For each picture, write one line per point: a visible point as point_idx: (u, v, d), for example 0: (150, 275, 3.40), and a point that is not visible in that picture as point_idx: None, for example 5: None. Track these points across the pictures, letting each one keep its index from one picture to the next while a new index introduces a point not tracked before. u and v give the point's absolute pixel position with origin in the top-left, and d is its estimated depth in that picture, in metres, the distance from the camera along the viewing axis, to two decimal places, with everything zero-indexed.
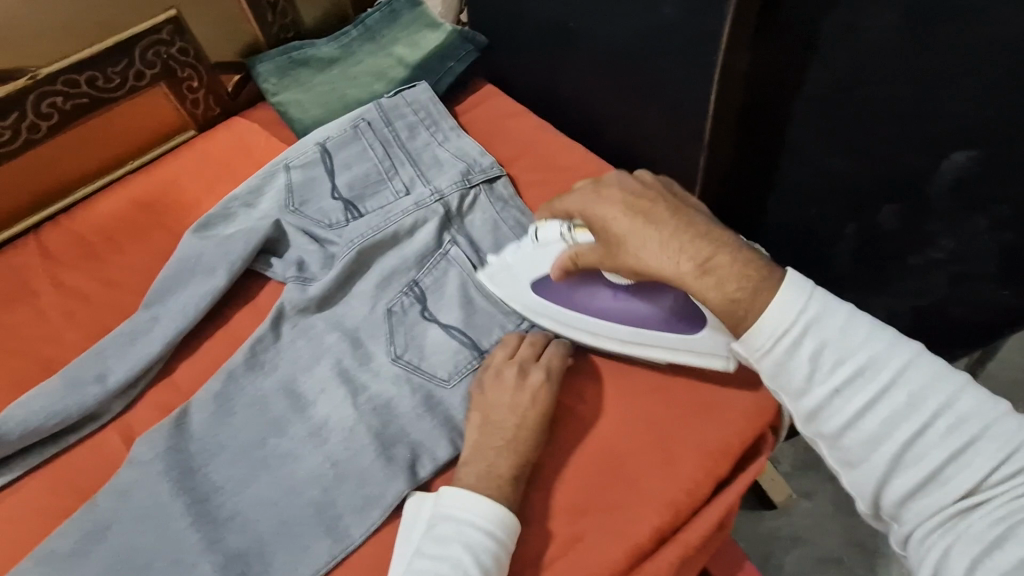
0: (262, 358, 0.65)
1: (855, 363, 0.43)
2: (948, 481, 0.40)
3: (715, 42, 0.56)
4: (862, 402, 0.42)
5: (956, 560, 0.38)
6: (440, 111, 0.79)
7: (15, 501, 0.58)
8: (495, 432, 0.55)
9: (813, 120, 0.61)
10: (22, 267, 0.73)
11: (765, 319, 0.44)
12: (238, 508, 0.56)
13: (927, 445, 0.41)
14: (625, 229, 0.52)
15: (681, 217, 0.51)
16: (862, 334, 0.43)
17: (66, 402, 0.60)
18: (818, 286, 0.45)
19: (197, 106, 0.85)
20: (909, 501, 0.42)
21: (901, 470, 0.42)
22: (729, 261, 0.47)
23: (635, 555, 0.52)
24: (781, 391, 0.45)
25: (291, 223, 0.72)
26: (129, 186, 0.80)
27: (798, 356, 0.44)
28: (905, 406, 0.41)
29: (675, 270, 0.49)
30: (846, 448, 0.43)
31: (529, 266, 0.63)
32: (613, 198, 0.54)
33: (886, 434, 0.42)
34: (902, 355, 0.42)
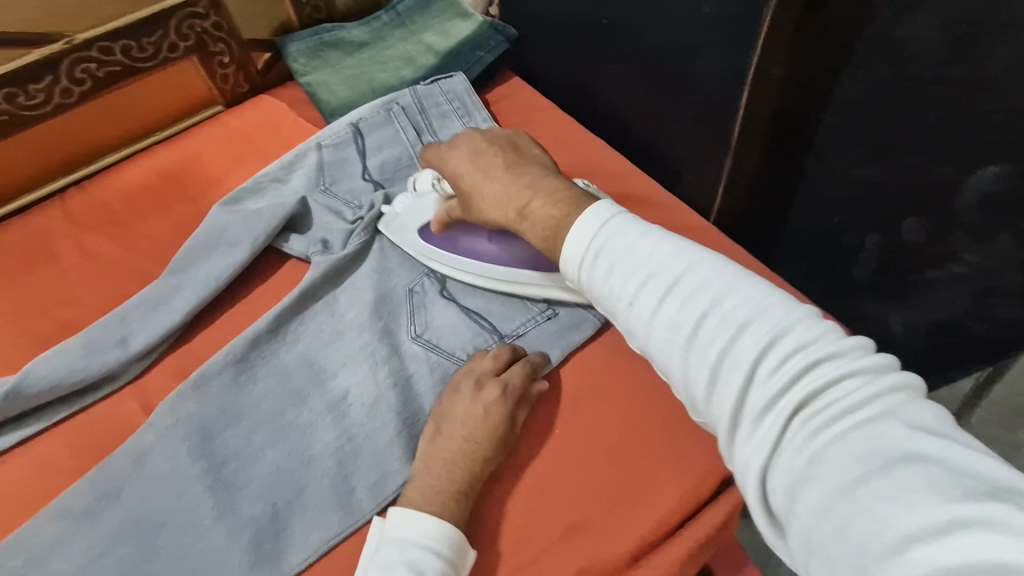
0: (287, 330, 0.66)
1: (641, 272, 0.42)
2: (738, 379, 0.36)
3: (752, 44, 0.57)
4: (652, 304, 0.41)
5: (777, 488, 0.33)
6: (475, 102, 0.80)
7: (32, 457, 0.59)
8: (443, 446, 0.55)
9: (841, 126, 0.61)
10: (47, 229, 0.74)
11: (568, 247, 0.47)
12: (254, 476, 0.57)
13: (711, 341, 0.38)
14: (471, 182, 0.59)
15: (511, 169, 0.57)
16: (647, 246, 0.43)
17: (86, 362, 0.61)
18: (615, 215, 0.46)
19: (226, 81, 0.85)
20: (723, 409, 0.37)
21: (707, 378, 0.38)
22: (541, 205, 0.53)
23: (639, 546, 0.53)
24: (605, 311, 0.45)
25: (319, 201, 0.73)
26: (155, 156, 0.80)
27: (597, 271, 0.45)
28: (683, 307, 0.40)
29: (505, 215, 0.56)
30: (654, 356, 0.42)
31: (412, 214, 0.69)
32: (459, 157, 0.61)
33: (675, 335, 0.40)
34: (684, 260, 0.42)
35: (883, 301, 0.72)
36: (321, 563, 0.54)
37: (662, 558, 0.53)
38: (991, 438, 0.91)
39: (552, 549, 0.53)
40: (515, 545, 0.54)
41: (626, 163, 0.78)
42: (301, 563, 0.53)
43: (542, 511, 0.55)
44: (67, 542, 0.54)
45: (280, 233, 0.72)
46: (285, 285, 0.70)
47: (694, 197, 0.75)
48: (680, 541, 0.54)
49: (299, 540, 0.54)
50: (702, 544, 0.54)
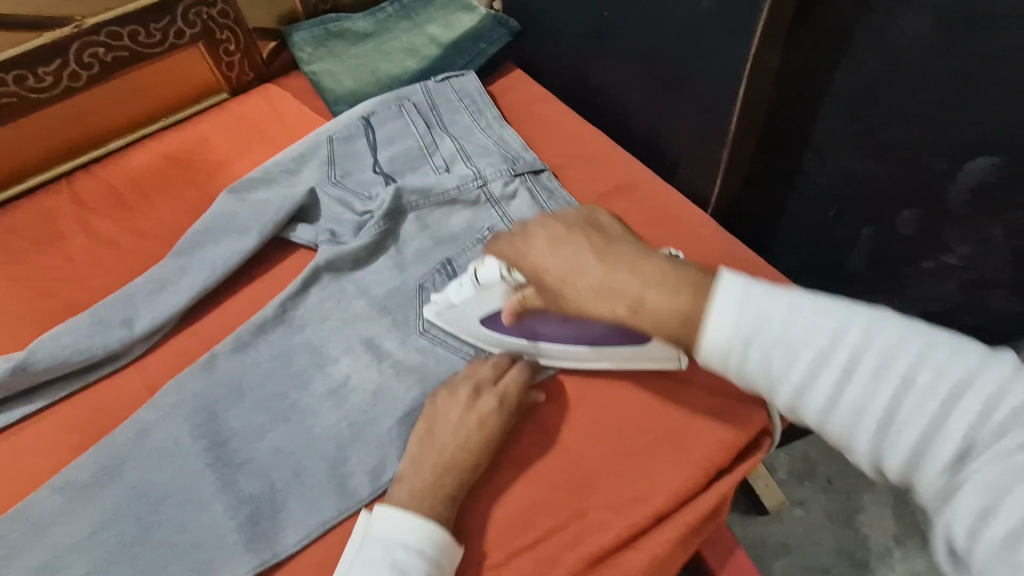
0: (291, 315, 0.67)
1: (806, 355, 0.40)
2: (939, 447, 0.36)
3: (750, 35, 0.58)
4: (830, 385, 0.39)
5: (957, 527, 0.34)
6: (486, 101, 0.82)
7: (36, 432, 0.60)
8: (433, 447, 0.55)
9: (836, 119, 0.63)
10: (52, 210, 0.75)
11: (707, 336, 0.43)
12: (254, 455, 0.59)
13: (906, 415, 0.37)
14: (562, 278, 0.50)
15: (609, 256, 0.49)
16: (807, 318, 0.40)
17: (92, 340, 0.62)
18: (750, 281, 0.42)
19: (231, 69, 0.86)
20: (916, 464, 0.37)
21: (898, 445, 0.38)
22: (660, 298, 0.45)
23: (630, 533, 0.54)
24: (756, 390, 0.43)
25: (331, 193, 0.74)
26: (161, 142, 0.81)
27: (749, 358, 0.42)
28: (868, 384, 0.38)
29: (612, 310, 0.47)
30: (835, 431, 0.40)
31: (475, 307, 0.61)
32: (541, 249, 0.52)
33: (860, 415, 0.39)
34: (856, 331, 0.39)
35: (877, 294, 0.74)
36: (319, 541, 0.55)
37: (652, 542, 0.54)
38: None
39: (546, 538, 0.55)
40: (508, 530, 0.56)
41: (624, 154, 0.79)
42: (297, 542, 0.55)
43: (538, 496, 0.57)
44: (69, 514, 0.55)
45: (287, 223, 0.73)
46: (287, 270, 0.71)
47: (693, 189, 0.76)
48: (670, 526, 0.55)
49: (296, 520, 0.56)
50: (694, 528, 0.55)
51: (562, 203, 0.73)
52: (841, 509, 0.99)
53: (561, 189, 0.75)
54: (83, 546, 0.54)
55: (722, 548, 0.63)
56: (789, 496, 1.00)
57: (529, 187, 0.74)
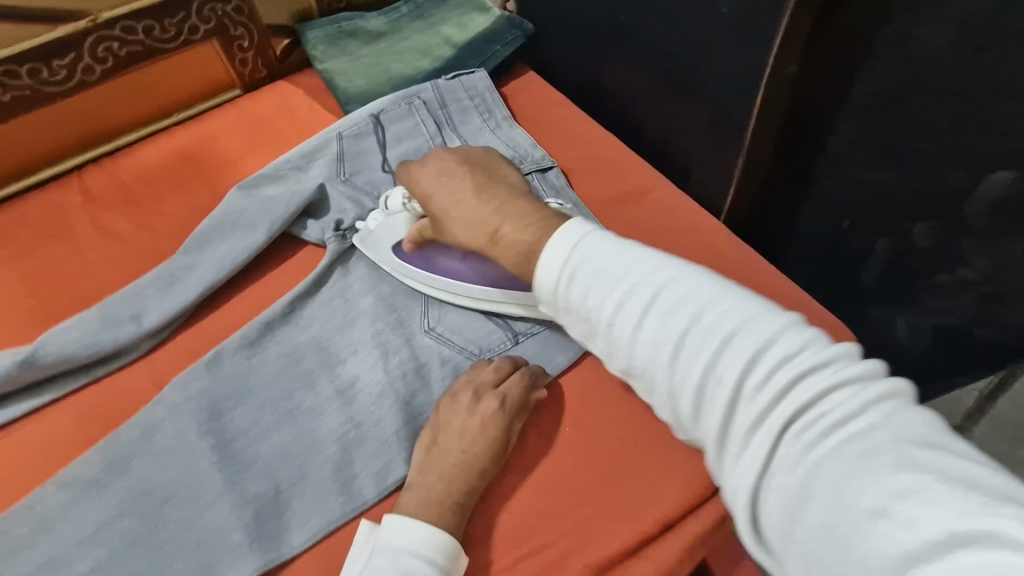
0: (299, 313, 0.67)
1: (620, 291, 0.44)
2: (722, 391, 0.38)
3: (770, 42, 0.57)
4: (634, 321, 0.43)
5: (770, 503, 0.34)
6: (496, 100, 0.81)
7: (41, 427, 0.60)
8: (438, 455, 0.55)
9: (854, 128, 0.62)
10: (62, 204, 0.75)
11: (540, 271, 0.49)
12: (259, 455, 0.58)
13: (691, 354, 0.40)
14: (442, 209, 0.59)
15: (483, 193, 0.57)
16: (624, 261, 0.45)
17: (100, 336, 0.62)
18: (591, 231, 0.48)
19: (245, 66, 0.86)
20: (703, 414, 0.39)
21: (695, 393, 0.39)
22: (513, 232, 0.54)
23: (638, 541, 0.54)
24: (582, 333, 0.48)
25: (340, 191, 0.74)
26: (172, 138, 0.81)
27: (573, 293, 0.47)
28: (665, 321, 0.42)
29: (475, 240, 0.57)
30: (643, 372, 0.43)
31: (386, 233, 0.67)
32: (429, 178, 0.61)
33: (658, 352, 0.42)
34: (663, 277, 0.44)
35: (890, 306, 0.73)
36: (324, 543, 0.55)
37: (659, 552, 0.54)
38: (995, 453, 0.91)
39: (553, 544, 0.55)
40: (517, 538, 0.55)
41: (633, 157, 0.79)
42: (301, 544, 0.54)
43: (546, 505, 0.57)
44: (74, 511, 0.54)
45: (296, 220, 0.73)
46: (295, 268, 0.71)
47: (705, 195, 0.76)
48: (677, 535, 0.55)
49: (300, 522, 0.55)
50: (704, 535, 0.55)
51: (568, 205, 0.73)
52: None
53: (567, 187, 0.75)
54: (87, 543, 0.53)
55: (728, 558, 0.62)
56: None
57: (536, 185, 0.74)
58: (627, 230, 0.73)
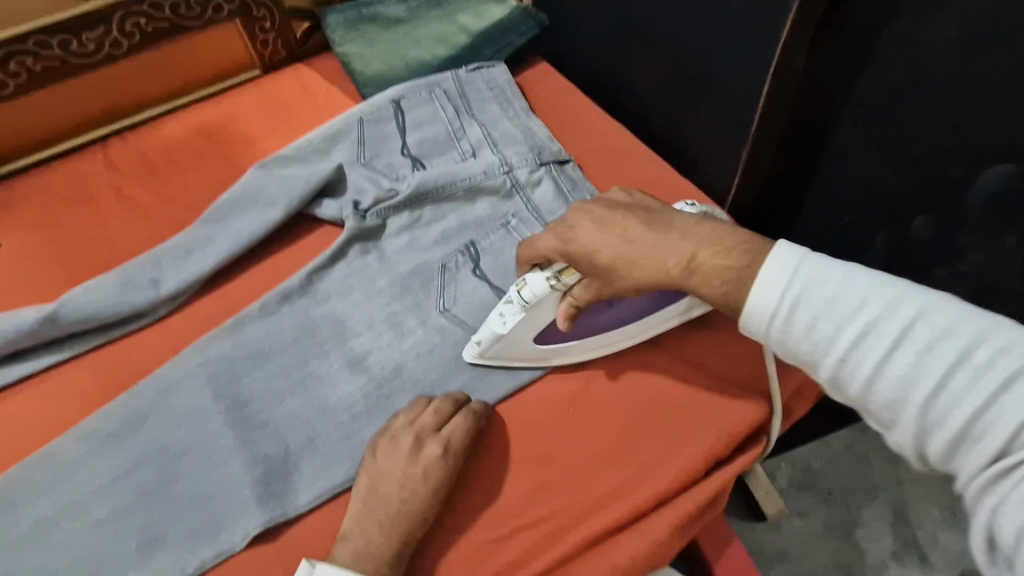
0: (316, 287, 0.69)
1: (857, 326, 0.41)
2: (990, 436, 0.36)
3: (776, 37, 0.59)
4: (876, 358, 0.40)
5: (1005, 524, 0.35)
6: (515, 92, 0.83)
7: (61, 382, 0.62)
8: (377, 504, 0.54)
9: (859, 125, 0.64)
10: (87, 172, 0.78)
11: (753, 305, 0.45)
12: (272, 418, 0.61)
13: (948, 396, 0.38)
14: (612, 255, 0.53)
15: (657, 228, 0.52)
16: (858, 291, 0.42)
17: (120, 298, 0.64)
18: (812, 257, 0.44)
19: (266, 47, 0.88)
20: (953, 450, 0.38)
21: (938, 427, 0.38)
22: (711, 257, 0.49)
23: (632, 515, 0.56)
24: (802, 363, 0.45)
25: (360, 172, 0.76)
26: (193, 114, 0.83)
27: (798, 326, 0.43)
28: (921, 357, 0.39)
29: (666, 275, 0.52)
30: (874, 408, 0.42)
31: (529, 327, 0.59)
32: (586, 229, 0.54)
33: (905, 390, 0.39)
34: (910, 308, 0.40)
35: None
36: (329, 504, 0.57)
37: (651, 527, 0.56)
38: None
39: (551, 517, 0.57)
40: (513, 509, 0.57)
41: (643, 150, 0.80)
42: (307, 504, 0.56)
43: (543, 478, 0.59)
44: (92, 461, 0.57)
45: (313, 199, 0.74)
46: (311, 244, 0.73)
47: (711, 188, 0.78)
48: (670, 511, 0.56)
49: (307, 483, 0.57)
50: (695, 513, 0.57)
51: (582, 195, 0.75)
52: (840, 522, 0.99)
53: (584, 179, 0.77)
54: (103, 492, 0.56)
55: (718, 538, 0.63)
56: (789, 506, 1.01)
57: (554, 176, 0.75)
58: None
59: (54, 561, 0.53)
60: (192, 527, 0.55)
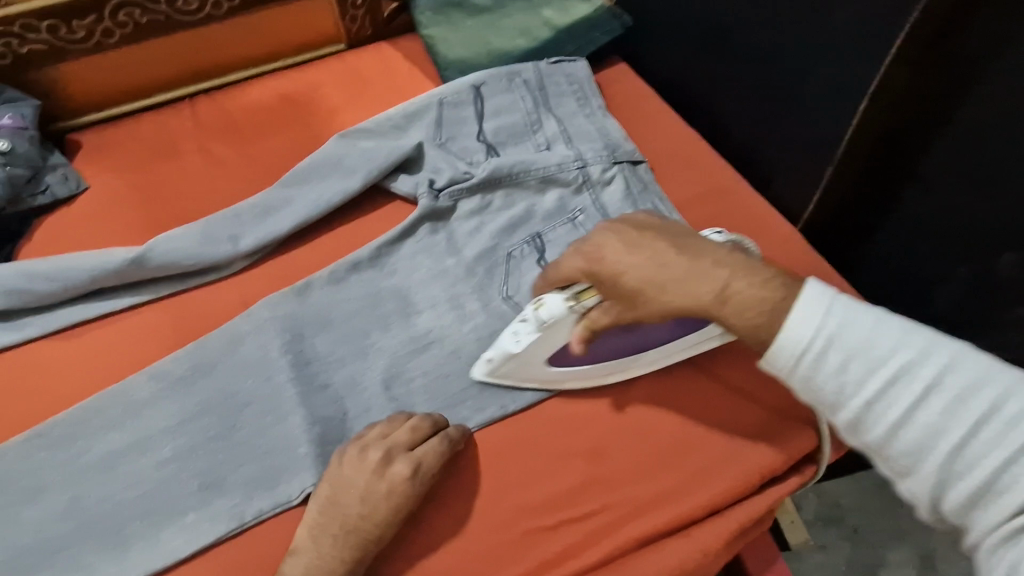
0: (384, 260, 0.70)
1: (888, 371, 0.42)
2: (1012, 492, 0.38)
3: (880, 58, 0.59)
4: (904, 405, 0.41)
5: None
6: (594, 90, 0.83)
7: (138, 322, 0.64)
8: (334, 516, 0.52)
9: (953, 153, 0.62)
10: (175, 126, 0.80)
11: (781, 341, 0.44)
12: (333, 381, 0.62)
13: (973, 449, 0.39)
14: (641, 278, 0.49)
15: (689, 252, 0.49)
16: (891, 336, 0.42)
17: (202, 248, 0.66)
18: (843, 296, 0.44)
19: (354, 22, 0.90)
20: (969, 502, 0.40)
21: (959, 479, 0.40)
22: (746, 287, 0.47)
23: (680, 521, 0.56)
24: (821, 400, 0.45)
25: (433, 151, 0.76)
26: (278, 81, 0.85)
27: (824, 366, 0.43)
28: (947, 410, 0.40)
29: (698, 304, 0.48)
30: (894, 455, 0.42)
31: (542, 347, 0.56)
32: (611, 251, 0.51)
33: (930, 440, 0.40)
34: (942, 358, 0.41)
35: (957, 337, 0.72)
36: None
37: (700, 534, 0.55)
38: None
39: (602, 511, 0.57)
40: (562, 500, 0.57)
41: (716, 157, 0.80)
42: None
43: (596, 473, 0.58)
44: (163, 401, 0.59)
45: (390, 173, 0.76)
46: (382, 218, 0.74)
47: (784, 205, 0.77)
48: (723, 520, 0.56)
49: None
50: (746, 527, 0.57)
51: (653, 199, 0.74)
52: (865, 560, 0.97)
53: (655, 183, 0.76)
54: (170, 433, 0.58)
55: (761, 556, 0.62)
56: (812, 538, 0.99)
57: (626, 176, 0.75)
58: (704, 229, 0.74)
59: (120, 492, 0.55)
60: (253, 476, 0.56)
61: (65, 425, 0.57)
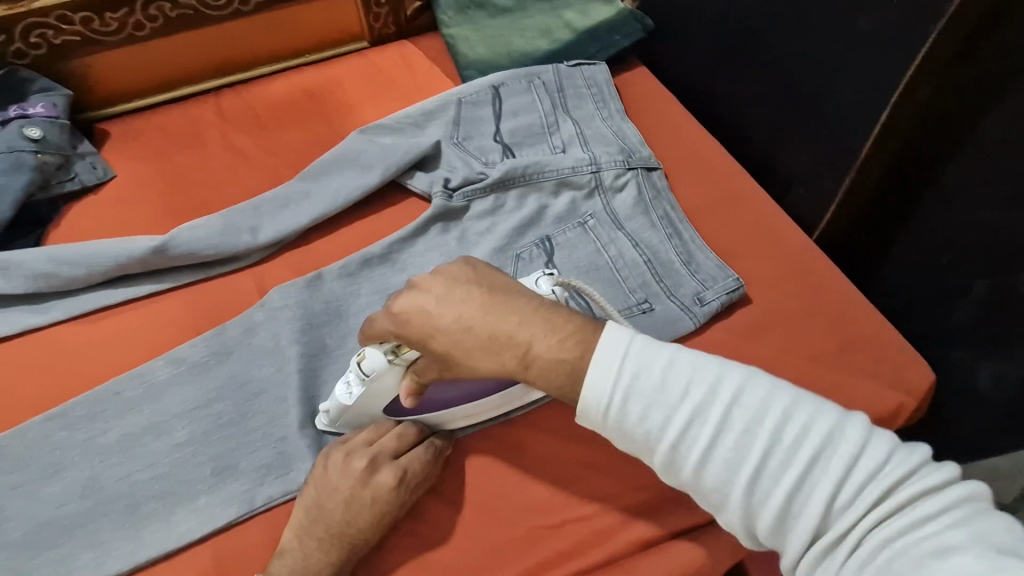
0: (397, 257, 0.71)
1: (688, 410, 0.41)
2: (807, 510, 0.39)
3: (905, 66, 0.59)
4: (704, 442, 0.41)
5: None
6: (612, 93, 0.84)
7: (159, 308, 0.66)
8: (319, 521, 0.52)
9: (975, 165, 0.62)
10: (199, 118, 0.82)
11: (588, 392, 0.44)
12: (341, 374, 0.63)
13: (772, 475, 0.40)
14: (449, 342, 0.48)
15: (491, 313, 0.47)
16: (683, 372, 0.42)
17: (221, 238, 0.68)
18: (637, 337, 0.44)
19: (377, 20, 0.91)
20: (778, 526, 0.40)
21: (763, 507, 0.40)
22: (546, 350, 0.46)
23: (682, 527, 0.56)
24: (636, 448, 0.44)
25: (450, 149, 0.77)
26: (301, 76, 0.87)
27: (631, 412, 0.43)
28: (742, 441, 0.41)
29: (503, 366, 0.47)
30: (706, 490, 0.42)
31: (375, 398, 0.55)
32: (422, 315, 0.48)
33: (733, 473, 0.41)
34: (729, 388, 0.41)
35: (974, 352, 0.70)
36: None
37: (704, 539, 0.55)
38: None
39: (605, 512, 0.57)
40: (566, 500, 0.57)
41: (730, 163, 0.80)
42: None
43: (601, 475, 0.59)
44: (178, 387, 0.61)
45: (407, 170, 0.77)
46: (398, 214, 0.75)
47: (800, 214, 0.76)
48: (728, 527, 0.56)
49: None
50: None
51: (666, 204, 0.74)
52: None
53: (669, 189, 0.76)
54: (184, 418, 0.59)
55: (765, 564, 0.62)
56: None
57: (640, 182, 0.75)
58: (716, 236, 0.74)
59: (136, 473, 0.56)
60: (263, 463, 0.58)
61: (86, 405, 0.59)
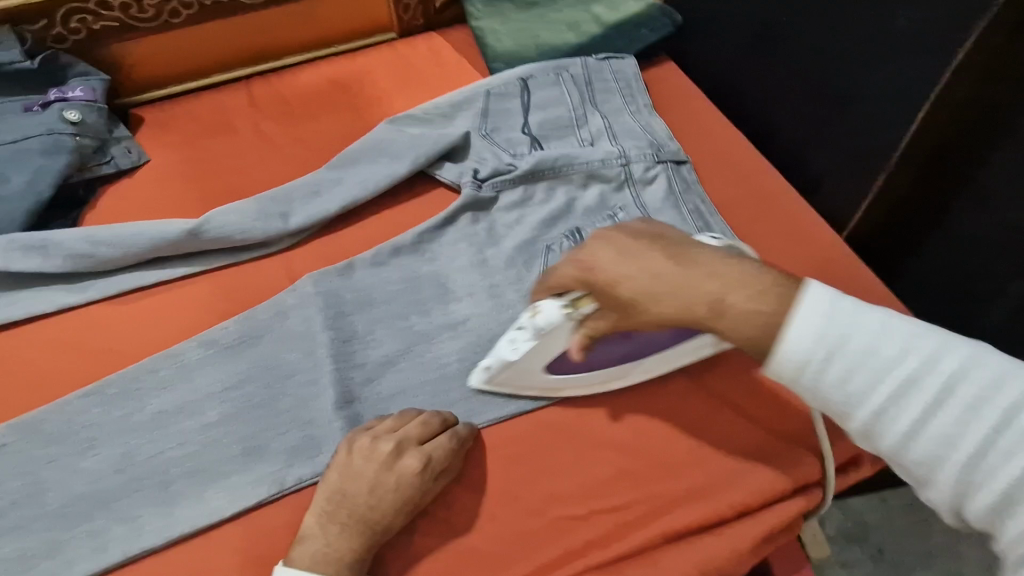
0: (426, 246, 0.71)
1: (895, 378, 0.42)
2: None
3: (944, 64, 0.58)
4: (915, 413, 0.42)
5: None
6: (640, 88, 0.83)
7: (193, 290, 0.67)
8: (342, 505, 0.52)
9: (1011, 166, 0.61)
10: (231, 106, 0.83)
11: (784, 349, 0.44)
12: (370, 359, 0.63)
13: (994, 458, 0.39)
14: (637, 288, 0.49)
15: (682, 264, 0.49)
16: (897, 340, 0.42)
17: (254, 223, 0.68)
18: (844, 298, 0.44)
19: (406, 12, 0.92)
20: (993, 511, 0.40)
21: (979, 488, 0.40)
22: (743, 299, 0.47)
23: (703, 525, 0.56)
24: (832, 411, 0.45)
25: (478, 140, 0.77)
26: (331, 66, 0.88)
27: (829, 374, 0.43)
28: (960, 417, 0.40)
29: (692, 315, 0.48)
30: (908, 463, 0.43)
31: (539, 355, 0.56)
32: (604, 263, 0.50)
33: (947, 448, 0.41)
34: (951, 363, 0.41)
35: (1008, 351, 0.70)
36: None
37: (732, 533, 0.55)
38: None
39: (629, 505, 0.57)
40: (592, 491, 0.58)
41: (758, 160, 0.79)
42: None
43: (628, 467, 0.59)
44: (210, 368, 0.62)
45: (436, 160, 0.77)
46: (427, 204, 0.76)
47: (831, 212, 0.75)
48: (756, 521, 0.56)
49: None
50: (776, 531, 0.56)
51: (695, 198, 0.74)
52: None
53: (698, 184, 0.76)
54: (216, 398, 0.60)
55: (790, 560, 0.62)
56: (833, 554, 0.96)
57: (670, 176, 0.75)
58: (744, 232, 0.74)
59: (170, 451, 0.57)
60: (293, 445, 0.58)
61: (122, 383, 0.60)
